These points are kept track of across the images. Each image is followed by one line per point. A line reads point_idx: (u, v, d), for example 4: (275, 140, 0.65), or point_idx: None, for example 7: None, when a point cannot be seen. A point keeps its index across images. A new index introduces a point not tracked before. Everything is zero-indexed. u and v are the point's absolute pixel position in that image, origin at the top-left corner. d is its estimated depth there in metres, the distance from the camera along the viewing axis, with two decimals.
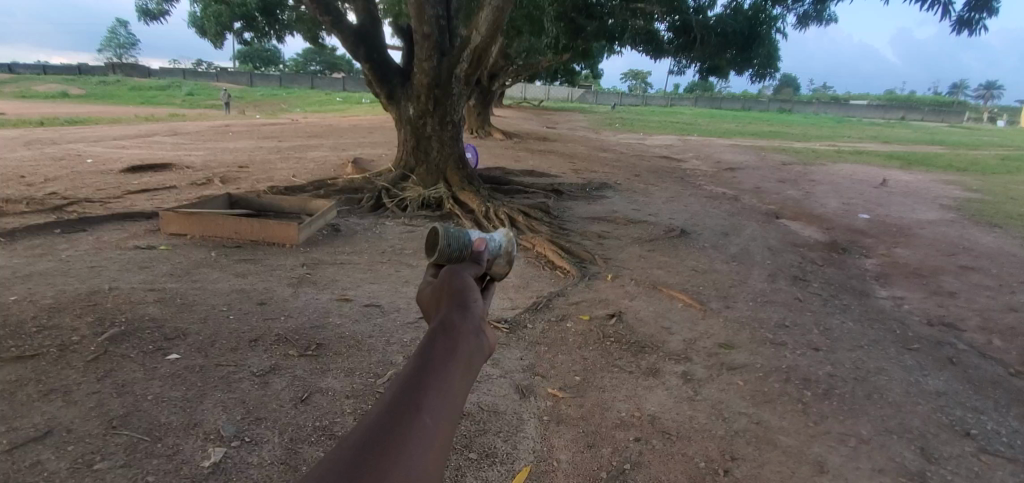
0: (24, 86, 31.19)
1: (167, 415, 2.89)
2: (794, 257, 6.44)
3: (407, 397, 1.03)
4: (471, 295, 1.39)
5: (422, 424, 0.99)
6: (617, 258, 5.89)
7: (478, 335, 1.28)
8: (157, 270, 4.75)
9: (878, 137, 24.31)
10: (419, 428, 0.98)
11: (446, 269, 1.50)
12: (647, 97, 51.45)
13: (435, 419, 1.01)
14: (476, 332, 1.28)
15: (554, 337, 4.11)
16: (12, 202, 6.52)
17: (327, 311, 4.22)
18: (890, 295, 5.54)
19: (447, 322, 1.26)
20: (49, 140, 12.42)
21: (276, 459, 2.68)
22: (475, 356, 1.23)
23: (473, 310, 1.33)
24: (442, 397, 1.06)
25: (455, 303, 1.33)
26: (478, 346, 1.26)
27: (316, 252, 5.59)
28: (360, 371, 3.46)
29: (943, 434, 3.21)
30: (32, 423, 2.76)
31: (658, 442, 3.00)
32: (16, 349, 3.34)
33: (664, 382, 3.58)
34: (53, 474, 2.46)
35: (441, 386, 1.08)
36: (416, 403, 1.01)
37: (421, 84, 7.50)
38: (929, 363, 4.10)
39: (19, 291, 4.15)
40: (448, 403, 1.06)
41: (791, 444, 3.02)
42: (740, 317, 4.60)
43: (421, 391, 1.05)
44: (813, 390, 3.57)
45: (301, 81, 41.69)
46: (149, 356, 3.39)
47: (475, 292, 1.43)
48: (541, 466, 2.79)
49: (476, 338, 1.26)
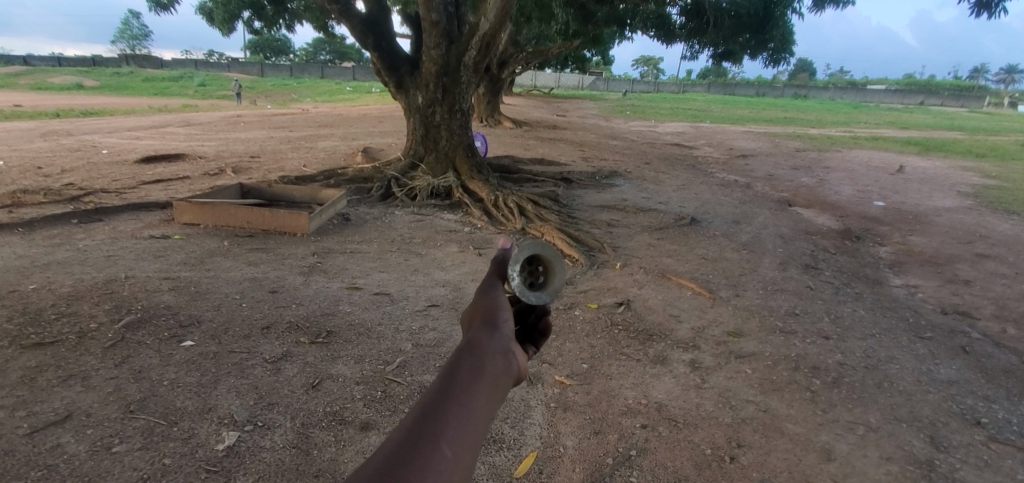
0: (39, 78, 31.64)
1: (182, 401, 2.97)
2: (806, 245, 6.37)
3: (424, 420, 0.86)
4: (503, 311, 1.21)
5: (441, 458, 0.80)
6: (625, 246, 5.88)
7: (509, 352, 1.08)
8: (172, 259, 4.84)
9: (896, 123, 23.79)
10: (436, 463, 0.80)
11: (476, 289, 1.34)
12: (659, 83, 50.75)
13: (456, 451, 0.83)
14: (506, 348, 1.09)
15: (562, 325, 4.12)
16: (30, 193, 6.66)
17: (337, 299, 4.27)
18: (903, 284, 5.46)
19: (472, 338, 1.09)
20: (65, 131, 12.60)
21: (288, 443, 2.74)
22: (505, 376, 1.04)
23: (504, 329, 1.14)
24: (466, 423, 0.88)
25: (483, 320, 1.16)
26: (509, 367, 1.06)
27: (326, 241, 5.65)
28: (370, 358, 3.51)
29: (953, 422, 3.18)
30: (52, 407, 2.84)
31: (665, 429, 3.02)
32: (36, 336, 3.44)
33: (671, 370, 3.59)
34: (73, 457, 2.54)
35: (465, 410, 0.91)
36: (435, 432, 0.84)
37: (430, 73, 7.49)
38: (942, 352, 4.05)
39: (39, 279, 4.25)
40: (473, 430, 0.88)
41: (798, 432, 3.02)
42: (750, 306, 4.57)
43: (442, 415, 0.88)
44: (822, 378, 3.56)
45: (311, 71, 41.73)
46: (165, 343, 3.47)
47: (507, 307, 1.24)
48: (547, 452, 2.83)
49: (506, 357, 1.07)
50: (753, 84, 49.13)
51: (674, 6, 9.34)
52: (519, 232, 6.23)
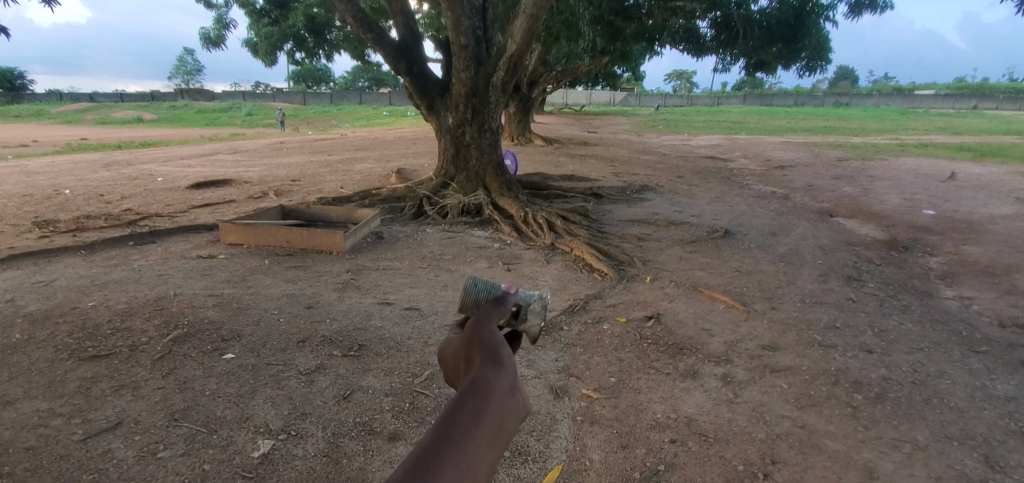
0: (104, 113, 34.21)
1: (222, 410, 3.11)
2: (848, 256, 6.11)
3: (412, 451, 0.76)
4: (505, 347, 1.03)
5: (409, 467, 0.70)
6: (656, 260, 5.79)
7: (514, 397, 0.91)
8: (217, 277, 5.10)
9: (948, 128, 22.59)
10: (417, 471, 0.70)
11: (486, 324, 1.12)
12: (693, 97, 50.14)
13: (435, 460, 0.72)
14: (511, 391, 0.92)
15: (590, 338, 4.10)
16: (93, 219, 7.17)
17: (369, 314, 4.40)
18: (957, 295, 5.17)
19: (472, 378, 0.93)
20: (124, 162, 13.49)
21: (320, 452, 2.83)
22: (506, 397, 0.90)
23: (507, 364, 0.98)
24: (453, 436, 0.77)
25: (485, 356, 0.98)
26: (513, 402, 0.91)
27: (360, 258, 5.84)
28: (399, 371, 3.58)
29: (1011, 441, 2.99)
30: (105, 415, 3.03)
31: (695, 444, 2.94)
32: (93, 349, 3.69)
33: (702, 384, 3.50)
34: (121, 461, 2.70)
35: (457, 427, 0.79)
36: (427, 466, 0.69)
37: (459, 94, 7.70)
38: (999, 367, 3.81)
39: (98, 297, 4.57)
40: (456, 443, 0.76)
41: (838, 448, 2.90)
42: (786, 319, 4.42)
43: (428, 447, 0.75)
44: (865, 393, 3.40)
45: (349, 98, 43.42)
46: (207, 355, 3.66)
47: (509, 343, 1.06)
48: (573, 465, 2.81)
49: (512, 399, 0.90)
50: (791, 95, 47.80)
51: (703, 19, 9.42)
52: (549, 248, 6.22)
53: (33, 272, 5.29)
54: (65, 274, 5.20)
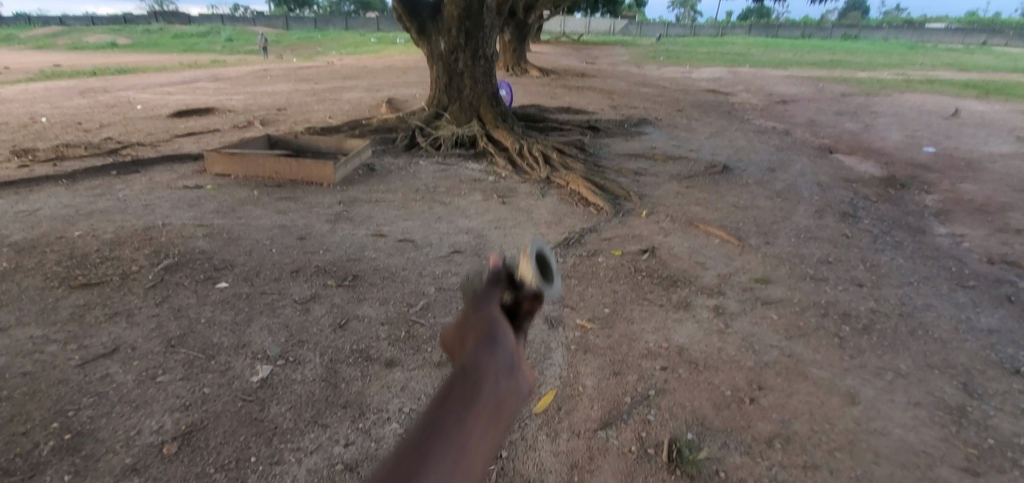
0: (75, 37, 32.34)
1: (218, 337, 3.12)
2: (845, 193, 6.07)
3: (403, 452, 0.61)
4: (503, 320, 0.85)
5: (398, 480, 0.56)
6: (653, 194, 5.72)
7: (512, 379, 0.74)
8: (205, 208, 4.99)
9: (955, 65, 21.92)
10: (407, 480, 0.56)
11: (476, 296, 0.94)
12: (696, 28, 47.97)
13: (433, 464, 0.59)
14: (510, 374, 0.75)
15: (585, 270, 4.11)
16: (72, 148, 6.91)
17: (363, 246, 4.35)
18: (949, 233, 5.20)
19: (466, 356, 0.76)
20: (100, 89, 12.85)
21: (318, 377, 2.87)
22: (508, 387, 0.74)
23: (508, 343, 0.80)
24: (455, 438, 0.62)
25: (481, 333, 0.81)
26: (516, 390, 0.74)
27: (352, 190, 5.71)
28: (394, 301, 3.60)
29: (989, 370, 3.11)
30: (101, 341, 3.04)
31: (685, 372, 3.02)
32: (83, 277, 3.65)
33: (694, 315, 3.55)
34: (121, 385, 2.73)
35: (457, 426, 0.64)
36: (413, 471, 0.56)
37: (452, 17, 7.33)
38: (984, 301, 3.90)
39: (83, 227, 4.47)
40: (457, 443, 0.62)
41: (823, 376, 3.00)
42: (780, 253, 4.43)
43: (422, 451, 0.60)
44: (852, 324, 3.48)
45: (336, 24, 41.13)
46: (201, 284, 3.64)
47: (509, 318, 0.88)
48: (566, 390, 2.88)
49: (510, 381, 0.74)
50: (797, 26, 45.79)
51: None
52: (544, 182, 6.12)
53: (15, 201, 5.14)
54: (48, 204, 5.06)
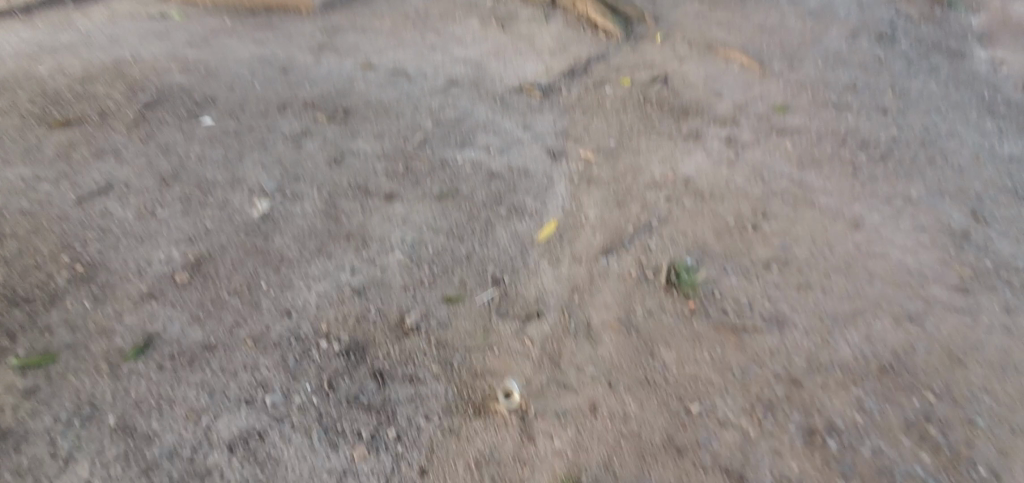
0: None
1: (212, 173, 3.04)
2: (886, 12, 5.40)
3: None
4: None
5: None
6: (669, 16, 5.12)
7: None
8: (175, 39, 4.54)
9: None
10: None
11: None
12: None
13: None
14: None
15: (591, 101, 3.84)
16: None
17: (351, 78, 4.02)
18: (991, 56, 4.74)
19: None
20: None
21: (318, 210, 2.85)
22: None
23: None
24: None
25: None
26: None
27: (335, 16, 5.13)
28: (390, 135, 3.42)
29: (1001, 197, 3.04)
30: (93, 179, 2.97)
31: (689, 201, 2.97)
32: (60, 116, 3.45)
33: (704, 146, 3.39)
34: (123, 220, 2.73)
35: None
36: None
37: None
38: (1012, 128, 3.69)
39: (48, 63, 4.11)
40: None
41: (830, 203, 2.94)
42: (804, 80, 4.09)
43: None
44: (869, 152, 3.32)
45: None
46: (185, 121, 3.44)
47: None
48: (568, 221, 2.87)
49: None
50: None
51: None
52: None
53: None
54: (4, 38, 4.61)
